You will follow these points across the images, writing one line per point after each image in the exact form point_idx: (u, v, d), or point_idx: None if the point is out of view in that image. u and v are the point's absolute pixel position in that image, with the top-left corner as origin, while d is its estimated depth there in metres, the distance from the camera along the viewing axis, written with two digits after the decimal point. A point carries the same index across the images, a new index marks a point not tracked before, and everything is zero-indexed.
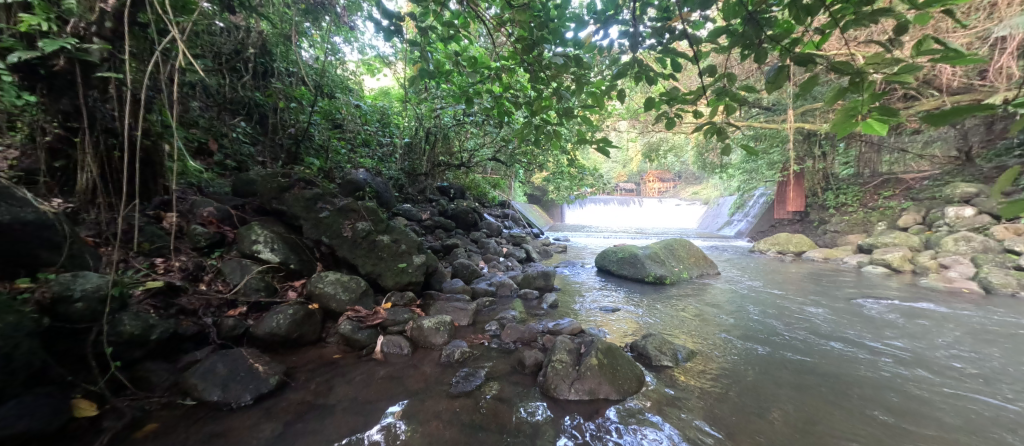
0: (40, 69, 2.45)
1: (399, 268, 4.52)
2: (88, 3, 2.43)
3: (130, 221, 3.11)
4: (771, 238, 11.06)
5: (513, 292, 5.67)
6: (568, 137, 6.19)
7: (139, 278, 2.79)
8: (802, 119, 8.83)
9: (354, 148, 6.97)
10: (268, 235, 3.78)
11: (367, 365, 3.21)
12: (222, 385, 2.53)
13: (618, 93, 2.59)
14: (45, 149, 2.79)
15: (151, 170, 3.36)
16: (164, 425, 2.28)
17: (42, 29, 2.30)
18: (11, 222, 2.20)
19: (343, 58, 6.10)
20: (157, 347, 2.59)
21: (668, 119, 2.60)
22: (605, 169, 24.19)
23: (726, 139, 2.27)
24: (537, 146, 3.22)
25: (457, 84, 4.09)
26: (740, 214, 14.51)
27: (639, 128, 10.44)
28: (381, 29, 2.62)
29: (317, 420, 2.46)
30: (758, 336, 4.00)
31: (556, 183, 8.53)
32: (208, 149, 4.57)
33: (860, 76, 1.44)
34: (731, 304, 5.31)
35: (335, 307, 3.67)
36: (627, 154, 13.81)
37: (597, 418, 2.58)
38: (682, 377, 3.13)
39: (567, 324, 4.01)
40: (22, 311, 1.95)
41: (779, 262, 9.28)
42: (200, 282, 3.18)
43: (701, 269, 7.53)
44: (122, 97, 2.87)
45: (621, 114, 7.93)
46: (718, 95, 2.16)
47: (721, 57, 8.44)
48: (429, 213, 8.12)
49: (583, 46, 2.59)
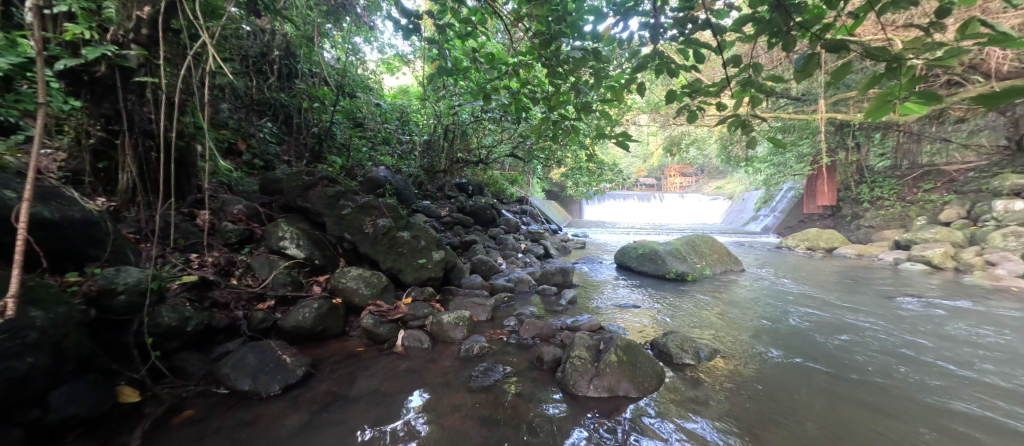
0: (83, 75, 2.60)
1: (418, 264, 4.59)
2: (127, 12, 2.58)
3: (166, 219, 3.27)
4: (800, 233, 10.65)
5: (532, 288, 5.66)
6: (587, 132, 6.12)
7: (175, 272, 2.93)
8: (834, 109, 8.41)
9: (374, 146, 7.11)
10: (293, 232, 3.91)
11: (388, 358, 3.28)
12: (253, 375, 2.64)
13: (638, 86, 2.51)
14: (90, 151, 2.97)
15: (185, 170, 3.52)
16: (198, 412, 2.39)
17: (85, 38, 2.42)
18: (60, 220, 2.37)
19: (363, 58, 6.21)
20: (193, 338, 2.72)
21: (691, 111, 2.51)
22: (624, 165, 23.80)
23: (752, 132, 2.18)
24: (555, 141, 3.17)
25: (475, 80, 4.10)
26: (767, 209, 14.00)
27: (660, 122, 10.19)
28: (400, 28, 2.65)
29: (341, 410, 2.54)
30: (786, 338, 3.89)
31: (574, 178, 8.45)
32: (237, 149, 4.75)
33: (898, 62, 1.35)
34: (759, 303, 5.15)
35: (358, 302, 3.76)
36: (647, 148, 13.56)
37: (617, 416, 2.56)
38: (705, 377, 3.06)
39: (586, 320, 3.98)
40: (71, 303, 2.08)
41: (808, 258, 8.93)
42: (232, 277, 3.32)
43: (725, 265, 7.33)
44: (159, 100, 3.02)
45: (641, 107, 7.79)
46: (744, 85, 2.08)
47: (746, 46, 8.11)
48: (448, 209, 8.20)
49: (602, 39, 2.53)
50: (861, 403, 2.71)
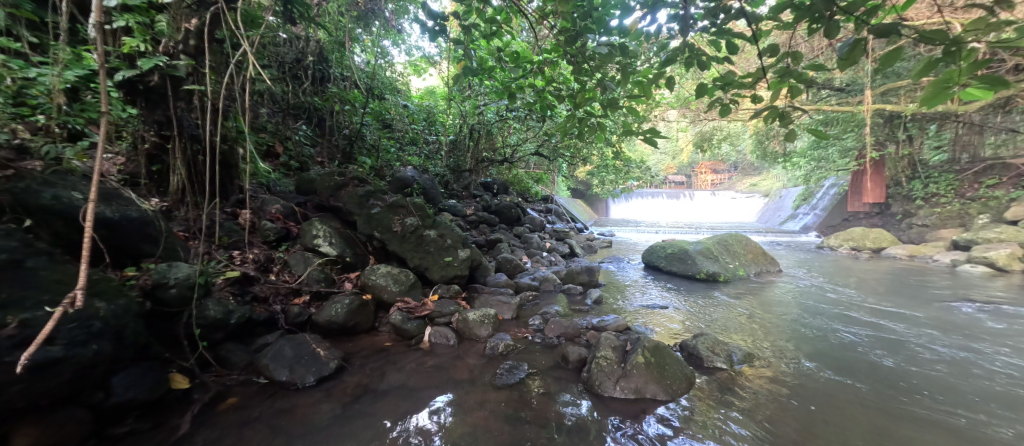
0: (139, 85, 2.82)
1: (445, 262, 4.67)
2: (176, 24, 2.76)
3: (212, 218, 3.47)
4: (844, 233, 10.01)
5: (557, 287, 5.63)
6: (613, 129, 6.00)
7: (220, 267, 3.11)
8: (882, 100, 7.82)
9: (402, 146, 7.29)
10: (326, 230, 4.07)
11: (416, 354, 3.35)
12: (289, 367, 2.77)
13: (667, 81, 2.42)
14: (145, 155, 3.18)
15: (228, 172, 3.74)
16: (241, 400, 2.53)
17: (141, 50, 2.61)
18: (120, 219, 2.58)
19: (391, 61, 6.38)
20: (236, 330, 2.88)
21: (723, 106, 2.39)
22: (653, 162, 23.23)
23: (791, 124, 2.04)
24: (581, 139, 3.11)
25: (500, 80, 4.11)
26: (807, 207, 13.26)
27: (690, 117, 9.69)
28: (427, 30, 2.69)
29: (371, 403, 2.62)
30: (827, 344, 3.68)
31: (600, 176, 8.30)
32: (275, 151, 5.00)
33: (957, 45, 1.24)
34: (797, 306, 4.90)
35: (386, 298, 3.87)
36: (677, 144, 13.15)
37: (644, 419, 2.50)
38: (737, 382, 2.95)
39: (612, 321, 3.91)
40: (129, 295, 2.26)
41: (852, 259, 8.39)
42: (270, 273, 3.50)
43: (759, 266, 7.02)
44: (205, 106, 3.22)
45: (670, 103, 7.56)
46: (782, 76, 1.97)
47: (783, 36, 7.71)
48: (474, 208, 8.27)
49: (628, 33, 2.44)
50: (914, 416, 2.53)
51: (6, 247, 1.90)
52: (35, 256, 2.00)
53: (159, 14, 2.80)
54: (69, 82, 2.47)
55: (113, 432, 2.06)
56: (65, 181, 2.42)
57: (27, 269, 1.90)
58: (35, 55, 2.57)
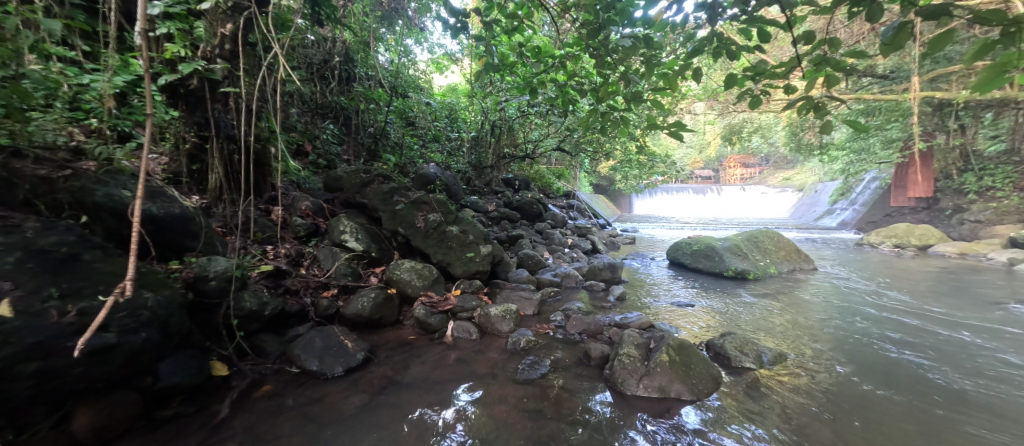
0: (180, 88, 2.99)
1: (467, 257, 4.71)
2: (213, 30, 2.88)
3: (247, 214, 3.63)
4: (885, 229, 9.45)
5: (579, 284, 5.60)
6: (637, 123, 5.87)
7: (255, 261, 3.27)
8: (931, 87, 7.29)
9: (425, 143, 7.40)
10: (353, 226, 4.18)
11: (439, 347, 3.41)
12: (319, 357, 2.88)
13: (694, 73, 2.34)
14: (186, 154, 3.36)
15: (262, 170, 3.90)
16: (276, 387, 2.66)
17: (181, 55, 2.75)
18: (164, 215, 2.75)
19: (414, 59, 6.46)
20: (270, 321, 3.02)
21: (753, 97, 2.28)
22: (678, 156, 22.61)
23: (827, 115, 1.93)
24: (603, 134, 3.06)
25: (521, 75, 4.09)
26: (845, 202, 12.59)
27: (718, 109, 9.39)
28: (448, 28, 2.71)
29: (396, 394, 2.69)
30: (863, 346, 3.49)
31: (624, 172, 8.13)
32: (304, 150, 5.19)
33: (1018, 24, 1.13)
34: (832, 307, 4.67)
35: (410, 293, 3.96)
36: (704, 137, 12.72)
37: (668, 418, 2.46)
38: (767, 383, 2.85)
39: (635, 318, 3.84)
40: (173, 287, 2.41)
41: (895, 257, 7.90)
42: (301, 267, 3.64)
43: (792, 264, 6.74)
44: (239, 108, 3.36)
45: (697, 95, 7.32)
46: (817, 65, 1.86)
47: (820, 21, 7.29)
48: (496, 204, 8.30)
49: (653, 24, 2.37)
50: (954, 425, 2.37)
51: (65, 241, 2.05)
52: (91, 249, 2.15)
53: (197, 20, 2.94)
54: (118, 87, 2.65)
55: (160, 414, 2.22)
56: (116, 180, 2.59)
57: (83, 262, 2.05)
58: (88, 63, 2.77)
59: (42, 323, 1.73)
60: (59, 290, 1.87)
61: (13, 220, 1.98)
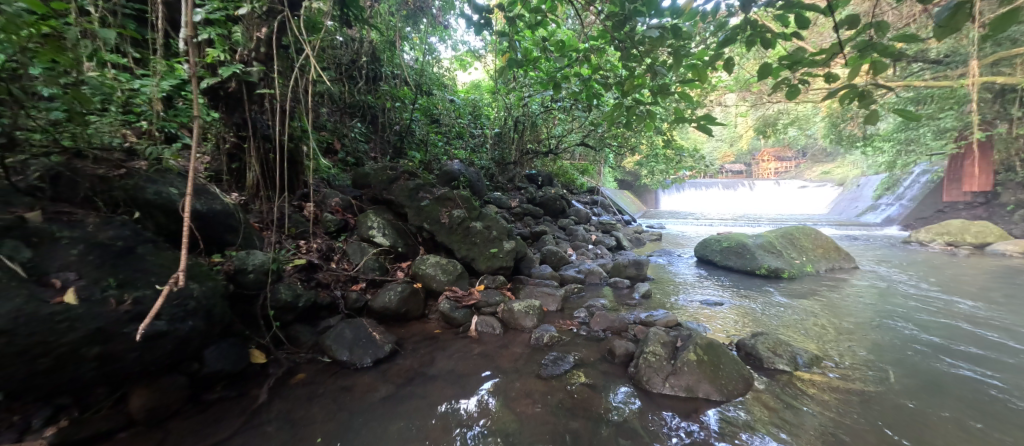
0: (221, 91, 3.15)
1: (490, 253, 4.76)
2: (249, 34, 3.02)
3: (281, 210, 3.80)
4: (937, 226, 8.80)
5: (602, 281, 5.54)
6: (663, 116, 5.71)
7: (290, 256, 3.42)
8: (992, 71, 6.67)
9: (449, 140, 7.49)
10: (380, 222, 4.30)
11: (463, 341, 3.47)
12: (349, 348, 2.98)
13: (725, 62, 2.23)
14: (226, 154, 3.54)
15: (295, 168, 4.06)
16: (309, 375, 2.78)
17: (221, 59, 2.89)
18: (207, 211, 2.91)
19: (439, 57, 6.53)
20: (303, 313, 3.16)
21: (790, 86, 2.16)
22: (707, 150, 21.84)
23: (873, 104, 1.81)
24: (629, 129, 2.98)
25: (545, 70, 4.05)
26: (891, 197, 11.81)
27: (751, 100, 8.99)
28: (472, 24, 2.71)
29: (422, 386, 2.76)
30: (907, 352, 3.29)
31: (650, 166, 7.55)
32: (334, 148, 5.37)
33: None
34: (873, 309, 4.41)
35: (436, 287, 4.03)
36: (735, 130, 12.25)
37: (694, 418, 2.41)
38: (803, 386, 2.73)
39: (661, 316, 3.76)
40: (217, 279, 2.55)
41: (948, 256, 7.36)
42: (332, 261, 3.79)
43: (830, 262, 6.40)
44: (274, 109, 3.51)
45: (729, 86, 7.04)
46: (862, 50, 1.75)
47: (866, 4, 6.81)
48: (518, 200, 8.32)
49: (682, 13, 2.28)
50: (1009, 439, 2.20)
51: (121, 235, 2.22)
52: (144, 243, 2.31)
53: (236, 25, 3.08)
54: (164, 90, 2.80)
55: (206, 398, 2.37)
56: (164, 179, 2.77)
57: (137, 255, 2.21)
58: (138, 69, 2.94)
59: (101, 310, 1.88)
60: (116, 280, 2.02)
61: (76, 215, 2.16)
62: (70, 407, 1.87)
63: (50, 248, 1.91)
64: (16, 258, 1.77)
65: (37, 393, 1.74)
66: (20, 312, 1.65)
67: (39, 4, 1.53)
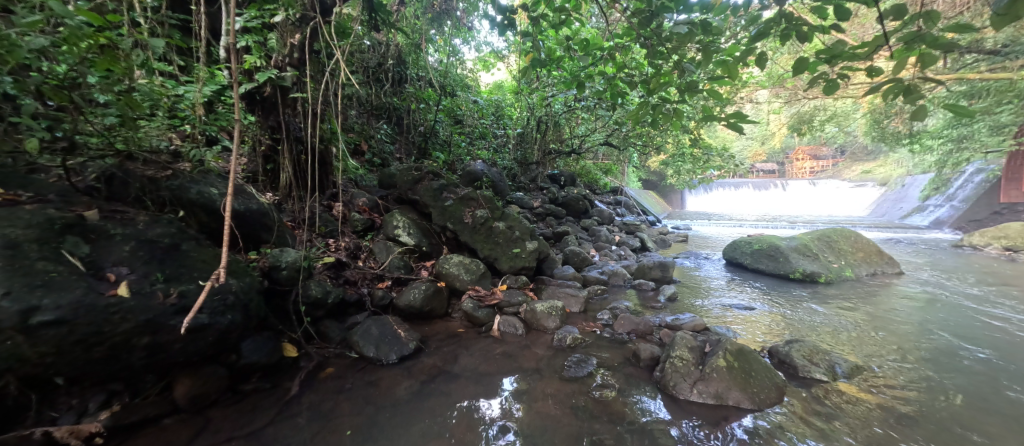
0: (257, 96, 3.30)
1: (513, 253, 4.78)
2: (284, 41, 3.15)
3: (312, 210, 3.94)
4: (994, 229, 8.16)
5: (627, 282, 5.44)
6: (691, 114, 5.55)
7: (320, 253, 3.54)
8: None
9: (472, 140, 7.57)
10: (405, 221, 4.39)
11: (486, 340, 3.50)
12: (376, 344, 3.05)
13: (757, 58, 2.13)
14: (262, 155, 3.70)
15: (325, 169, 4.19)
16: (338, 370, 2.86)
17: (257, 65, 3.01)
18: (244, 210, 3.05)
19: (462, 58, 6.58)
20: (332, 309, 3.26)
21: (828, 82, 2.04)
22: (736, 149, 21.08)
23: (921, 99, 1.69)
24: (655, 128, 2.89)
25: (570, 70, 4.01)
26: (940, 197, 11.08)
27: (785, 97, 8.59)
28: (496, 25, 2.71)
29: (445, 384, 2.79)
30: (957, 367, 3.08)
31: (676, 166, 7.43)
32: (361, 149, 5.53)
33: None
34: (920, 319, 4.14)
35: (459, 286, 4.08)
36: (768, 128, 11.78)
37: (723, 427, 2.33)
38: (842, 398, 2.60)
39: (688, 319, 3.66)
40: (253, 275, 2.67)
41: (1006, 262, 6.83)
42: (359, 259, 3.90)
43: (872, 267, 6.07)
44: (306, 112, 3.64)
45: (761, 82, 6.76)
46: (908, 42, 1.64)
47: None
48: (541, 201, 8.30)
49: (712, 8, 2.20)
50: None
51: (168, 233, 2.35)
52: (188, 240, 2.44)
53: (271, 32, 3.21)
54: (205, 96, 2.94)
55: (243, 388, 2.49)
56: (206, 179, 2.92)
57: (182, 251, 2.34)
58: (183, 76, 3.08)
59: (151, 303, 2.00)
60: (163, 275, 2.14)
61: (128, 214, 2.31)
62: (121, 393, 2.01)
63: (106, 245, 2.06)
64: (77, 253, 1.93)
65: (94, 379, 1.89)
66: (80, 303, 1.78)
67: (97, 17, 1.65)
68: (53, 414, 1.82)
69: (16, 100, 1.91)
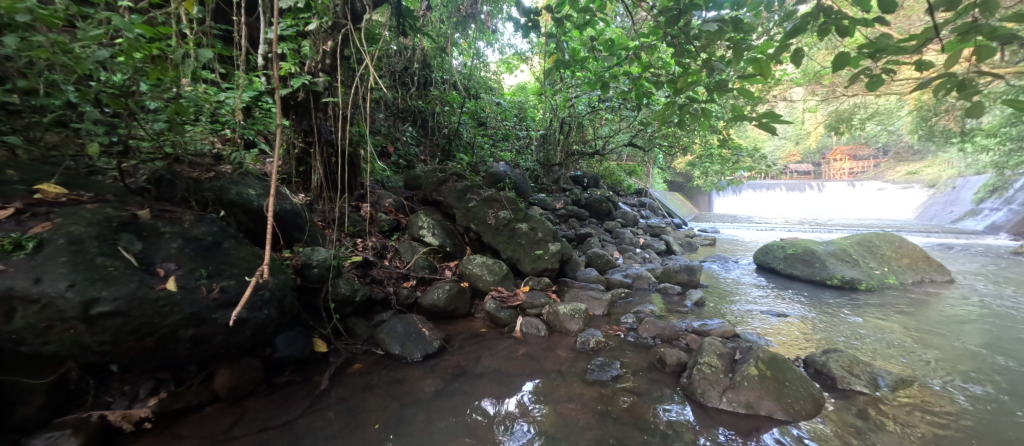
0: (292, 101, 3.45)
1: (536, 255, 4.78)
2: (317, 48, 3.27)
3: (341, 210, 4.07)
4: None
5: (652, 286, 5.34)
6: (720, 113, 5.36)
7: (348, 252, 3.65)
8: None
9: (495, 142, 7.63)
10: (430, 222, 4.47)
11: (508, 341, 3.51)
12: (401, 342, 3.12)
13: (792, 54, 2.02)
14: (295, 158, 3.85)
15: (353, 171, 4.31)
16: (365, 366, 2.95)
17: (291, 71, 3.14)
18: (278, 210, 3.19)
19: (486, 60, 6.64)
20: (360, 307, 3.34)
21: (871, 77, 1.91)
22: (768, 149, 20.25)
23: (977, 94, 1.57)
24: (682, 128, 2.80)
25: (594, 71, 3.96)
26: (998, 200, 10.28)
27: (822, 94, 8.21)
28: (520, 27, 2.72)
29: (468, 383, 2.82)
30: (1015, 384, 2.85)
31: (704, 167, 7.21)
32: (388, 151, 5.68)
33: None
34: (973, 331, 3.86)
35: (482, 286, 4.11)
36: (803, 128, 11.26)
37: (754, 438, 2.25)
38: (884, 412, 2.46)
39: (717, 325, 3.56)
40: (287, 273, 2.79)
41: None
42: (385, 258, 4.00)
43: (918, 274, 5.71)
44: (336, 116, 3.77)
45: (797, 78, 6.45)
46: (963, 34, 1.53)
47: None
48: (563, 202, 8.26)
49: (744, 4, 2.11)
50: None
51: (210, 231, 2.49)
52: (228, 238, 2.57)
53: (304, 39, 3.33)
54: (244, 102, 3.10)
55: (276, 381, 2.60)
56: (244, 180, 3.06)
57: (224, 249, 2.46)
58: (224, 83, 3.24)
59: (196, 297, 2.13)
60: (206, 271, 2.27)
61: (176, 213, 2.46)
62: (167, 381, 2.16)
63: (156, 242, 2.21)
64: (131, 249, 2.07)
65: (144, 367, 2.04)
66: (133, 296, 1.91)
67: (150, 29, 1.76)
68: (109, 398, 1.99)
69: (78, 108, 2.10)
